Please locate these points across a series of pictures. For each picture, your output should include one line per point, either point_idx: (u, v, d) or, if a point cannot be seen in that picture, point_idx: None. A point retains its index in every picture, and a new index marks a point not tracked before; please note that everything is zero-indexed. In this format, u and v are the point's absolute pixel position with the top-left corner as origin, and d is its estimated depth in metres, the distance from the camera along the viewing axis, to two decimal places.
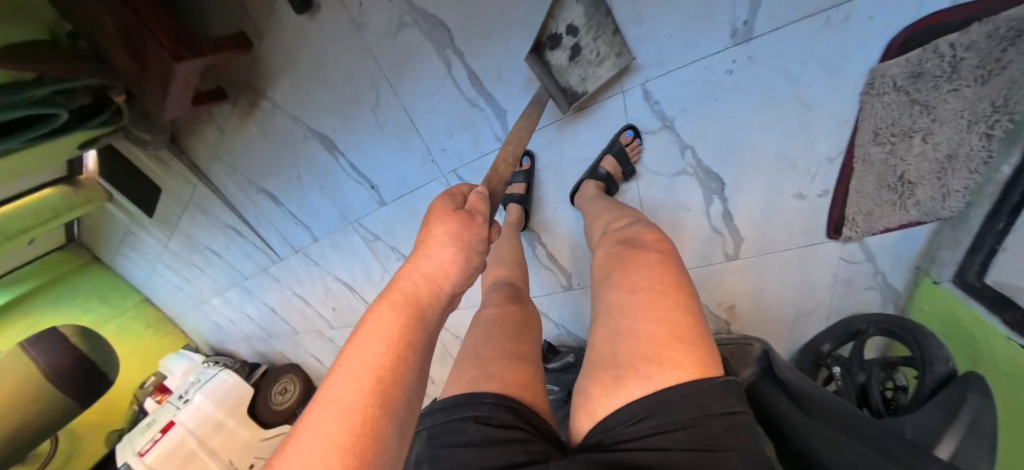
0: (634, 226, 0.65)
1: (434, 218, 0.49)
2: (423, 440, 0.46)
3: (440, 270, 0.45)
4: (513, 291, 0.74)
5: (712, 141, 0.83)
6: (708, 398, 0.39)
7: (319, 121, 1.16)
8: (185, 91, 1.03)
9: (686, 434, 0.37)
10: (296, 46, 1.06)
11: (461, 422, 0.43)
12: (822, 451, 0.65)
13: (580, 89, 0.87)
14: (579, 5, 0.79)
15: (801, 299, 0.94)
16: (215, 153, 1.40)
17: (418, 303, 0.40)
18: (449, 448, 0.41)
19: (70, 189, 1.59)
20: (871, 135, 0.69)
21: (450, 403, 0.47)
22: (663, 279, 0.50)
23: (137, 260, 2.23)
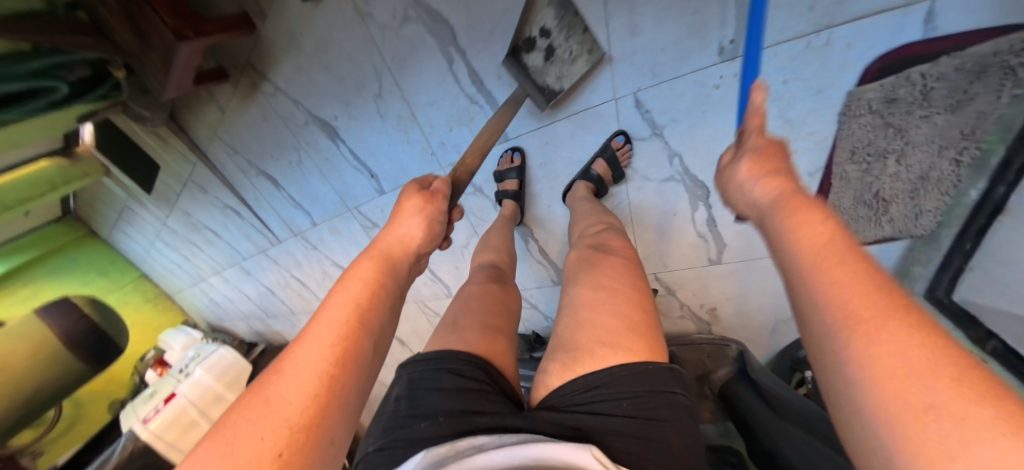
0: (606, 233, 0.75)
1: (405, 193, 0.58)
2: (402, 383, 0.54)
3: (411, 237, 0.55)
4: (497, 272, 0.77)
5: (700, 152, 0.85)
6: (653, 378, 0.49)
7: (321, 108, 1.17)
8: (187, 71, 1.04)
9: (630, 403, 0.47)
10: (300, 32, 1.07)
11: (436, 372, 0.51)
12: (785, 445, 0.70)
13: (557, 88, 0.91)
14: (551, 8, 0.84)
15: (779, 306, 0.92)
16: (216, 132, 1.41)
17: (389, 256, 0.51)
18: (427, 390, 0.50)
19: (67, 161, 1.58)
20: (849, 153, 0.78)
21: (430, 354, 0.54)
22: (623, 280, 0.61)
23: (135, 235, 2.22)
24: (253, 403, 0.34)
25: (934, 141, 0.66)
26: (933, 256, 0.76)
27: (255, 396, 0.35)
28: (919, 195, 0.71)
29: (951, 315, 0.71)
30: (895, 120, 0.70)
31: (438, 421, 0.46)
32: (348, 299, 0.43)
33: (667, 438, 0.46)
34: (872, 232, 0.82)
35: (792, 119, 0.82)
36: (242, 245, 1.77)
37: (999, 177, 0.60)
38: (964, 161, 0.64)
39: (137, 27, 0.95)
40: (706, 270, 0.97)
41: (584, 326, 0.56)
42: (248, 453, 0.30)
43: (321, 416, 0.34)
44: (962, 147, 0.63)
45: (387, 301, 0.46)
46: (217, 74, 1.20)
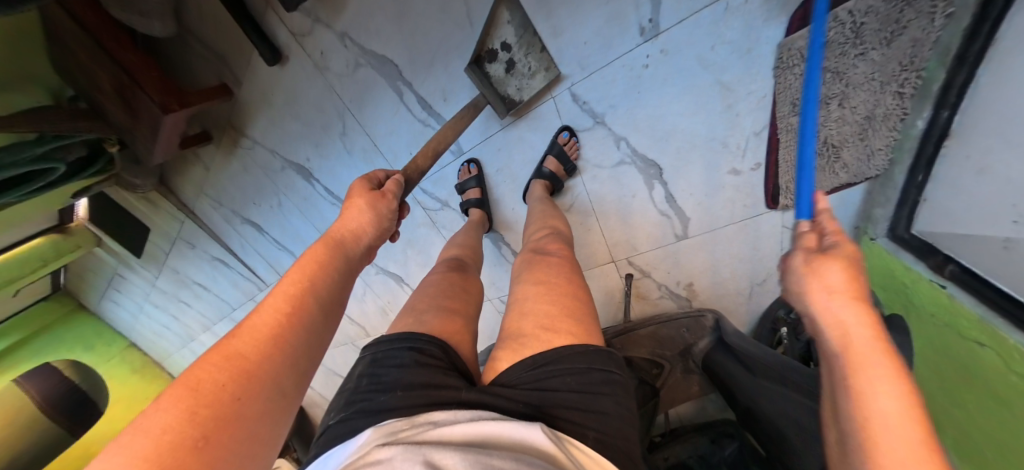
0: (546, 238, 0.80)
1: (352, 194, 0.53)
2: (365, 360, 0.52)
3: (360, 228, 0.51)
4: (458, 263, 0.79)
5: (644, 131, 0.90)
6: (594, 358, 0.49)
7: (295, 152, 1.25)
8: (173, 136, 1.12)
9: (575, 380, 0.47)
10: (271, 88, 1.16)
11: (398, 350, 0.50)
12: (763, 400, 0.73)
13: (517, 98, 0.96)
14: (511, 26, 0.90)
15: (754, 270, 0.97)
16: (202, 189, 1.52)
17: (341, 241, 0.49)
18: (385, 368, 0.48)
19: (60, 236, 1.66)
20: (790, 105, 0.76)
21: (392, 336, 0.53)
22: (559, 274, 0.65)
23: (124, 302, 2.12)
24: (202, 360, 0.32)
25: (875, 78, 0.69)
26: (892, 194, 0.78)
27: (205, 353, 0.33)
28: (868, 135, 0.75)
29: (912, 249, 0.75)
30: (830, 64, 0.73)
31: (397, 393, 0.44)
32: (296, 269, 0.42)
33: (608, 409, 0.46)
34: (828, 182, 0.85)
35: (727, 83, 0.81)
36: (231, 295, 1.81)
37: (941, 101, 0.64)
38: (907, 92, 0.67)
39: (129, 103, 1.03)
40: (675, 247, 1.01)
41: (526, 316, 0.57)
42: (199, 403, 0.28)
43: (273, 373, 0.33)
44: (903, 79, 0.67)
45: (337, 274, 0.45)
46: (201, 136, 1.30)
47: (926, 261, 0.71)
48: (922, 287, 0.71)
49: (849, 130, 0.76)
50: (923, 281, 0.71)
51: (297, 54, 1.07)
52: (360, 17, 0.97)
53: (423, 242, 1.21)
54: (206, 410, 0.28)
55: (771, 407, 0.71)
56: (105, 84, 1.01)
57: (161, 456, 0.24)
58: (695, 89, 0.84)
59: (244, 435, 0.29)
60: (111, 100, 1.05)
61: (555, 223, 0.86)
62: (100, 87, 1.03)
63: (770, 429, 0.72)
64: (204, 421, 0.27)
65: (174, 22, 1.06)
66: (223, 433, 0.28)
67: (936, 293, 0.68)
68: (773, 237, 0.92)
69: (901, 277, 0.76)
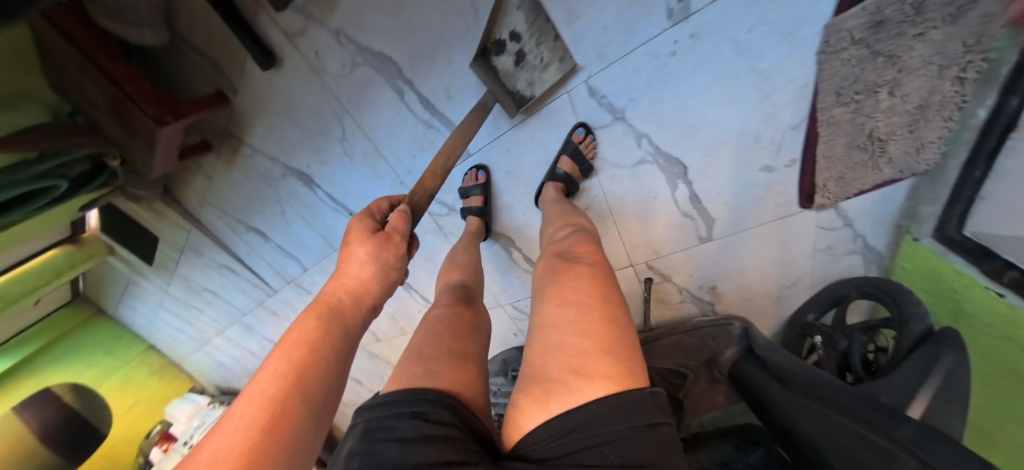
0: (573, 238, 0.70)
1: (351, 240, 0.48)
2: (356, 434, 0.43)
3: (362, 286, 0.47)
4: (465, 293, 0.75)
5: (667, 126, 0.82)
6: (641, 414, 0.37)
7: (295, 158, 1.21)
8: (171, 148, 1.08)
9: (612, 449, 0.35)
10: (267, 94, 1.10)
11: (397, 417, 0.42)
12: (800, 422, 0.67)
13: (527, 93, 0.88)
14: (521, 12, 0.79)
15: (783, 272, 0.93)
16: (205, 198, 1.51)
17: (335, 308, 0.44)
18: (382, 443, 0.39)
19: (73, 247, 1.70)
20: (834, 95, 0.68)
21: (391, 397, 0.45)
22: (592, 292, 0.52)
23: (140, 308, 2.17)
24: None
25: (932, 62, 0.58)
26: (942, 190, 0.69)
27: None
28: (920, 126, 0.65)
29: (964, 252, 0.68)
30: (884, 47, 0.60)
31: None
32: (280, 360, 0.36)
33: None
34: (870, 179, 0.75)
35: (765, 70, 0.72)
36: (239, 300, 1.84)
37: (1011, 86, 0.53)
38: (970, 77, 0.57)
39: (123, 118, 0.98)
40: (698, 249, 0.95)
41: (552, 350, 0.46)
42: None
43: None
44: (966, 63, 0.56)
45: (341, 343, 0.41)
46: (202, 146, 1.26)
47: (979, 265, 0.65)
48: (974, 294, 0.66)
49: (899, 122, 0.66)
50: (975, 287, 0.66)
51: (291, 54, 1.00)
52: (354, 12, 0.89)
53: (431, 249, 1.20)
54: None
55: (811, 429, 0.64)
56: (99, 98, 0.97)
57: None
58: (729, 78, 0.74)
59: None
60: (106, 113, 1.01)
61: (580, 218, 0.78)
62: (95, 102, 0.99)
63: (812, 457, 0.64)
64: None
65: (164, 29, 1.00)
66: None
67: (993, 302, 0.63)
68: (805, 238, 0.87)
69: (952, 284, 0.70)
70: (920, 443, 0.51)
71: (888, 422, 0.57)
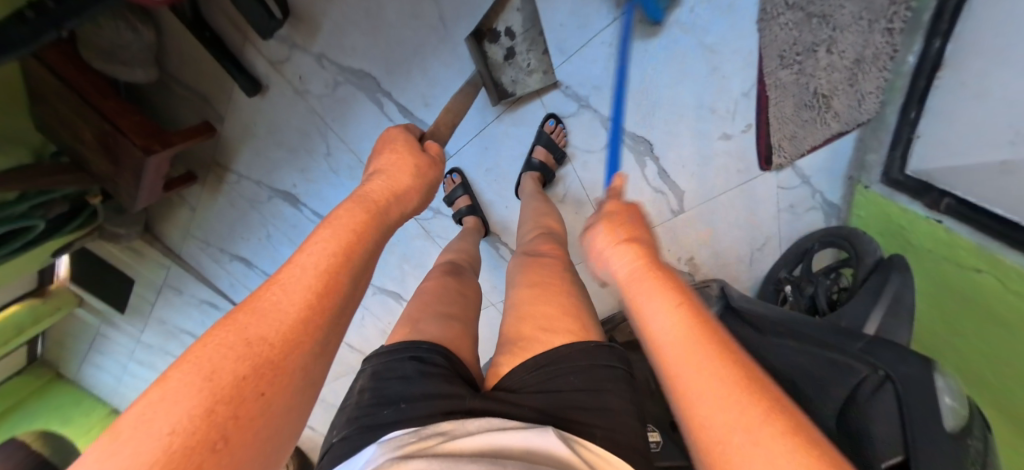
0: (540, 238, 0.78)
1: (402, 149, 0.55)
2: (367, 375, 0.54)
3: (404, 192, 0.51)
4: (453, 267, 0.81)
5: (629, 109, 0.90)
6: (591, 354, 0.51)
7: (281, 180, 1.27)
8: (157, 177, 1.11)
9: (578, 377, 0.48)
10: (252, 119, 1.16)
11: (399, 361, 0.52)
12: (770, 353, 0.75)
13: (511, 89, 0.94)
14: (519, 13, 0.88)
15: (752, 235, 1.00)
16: (189, 231, 1.56)
17: (382, 209, 0.47)
18: (388, 380, 0.50)
19: (40, 301, 1.67)
20: (778, 59, 0.78)
21: (392, 347, 0.55)
22: (553, 273, 0.66)
23: (104, 365, 2.05)
24: (218, 341, 0.28)
25: (862, 18, 0.71)
26: (885, 136, 0.79)
27: (218, 334, 0.28)
28: (859, 80, 0.76)
29: (909, 190, 0.76)
30: (816, 9, 0.73)
31: (399, 408, 0.45)
32: (333, 236, 0.39)
33: (610, 405, 0.47)
34: (820, 134, 0.83)
35: (710, 44, 0.82)
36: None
37: (935, 30, 0.66)
38: (895, 26, 0.70)
39: (113, 152, 1.02)
40: (672, 222, 1.02)
41: (524, 319, 0.58)
42: (224, 387, 0.24)
43: (299, 365, 0.30)
44: (891, 14, 0.70)
45: (373, 246, 0.43)
46: (186, 177, 1.30)
47: (921, 199, 0.74)
48: (919, 226, 0.73)
49: (839, 77, 0.76)
50: (920, 221, 0.73)
51: (276, 81, 1.05)
52: (335, 35, 0.96)
53: (419, 254, 1.26)
54: (226, 408, 0.23)
55: (783, 362, 0.72)
56: (89, 135, 1.01)
57: (172, 435, 0.21)
58: (681, 55, 0.84)
59: (264, 430, 0.26)
60: (95, 151, 1.05)
61: (548, 222, 0.85)
62: (83, 138, 1.03)
63: (779, 383, 0.73)
64: (230, 415, 0.23)
65: (154, 68, 1.06)
66: (236, 413, 0.24)
67: (934, 230, 0.70)
68: (769, 200, 0.95)
69: (898, 221, 0.78)
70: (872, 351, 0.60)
71: (846, 339, 0.65)
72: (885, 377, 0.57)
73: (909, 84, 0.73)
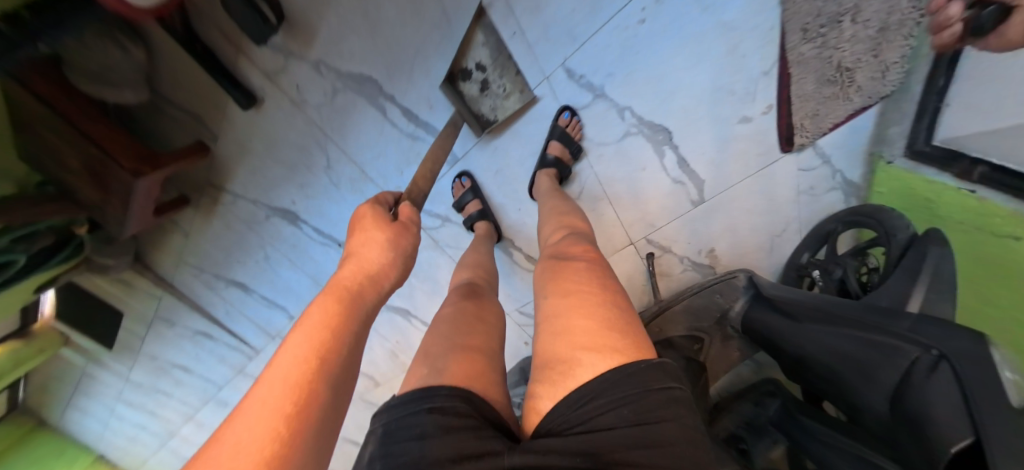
0: (566, 240, 0.71)
1: (368, 223, 0.53)
2: (376, 439, 0.45)
3: (379, 268, 0.50)
4: (473, 289, 0.78)
5: (645, 96, 0.89)
6: (654, 375, 0.41)
7: (279, 197, 1.22)
8: (147, 201, 1.06)
9: (629, 409, 0.38)
10: (248, 136, 1.11)
11: (411, 418, 0.43)
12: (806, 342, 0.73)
13: (491, 117, 0.97)
14: (485, 48, 0.90)
15: (772, 222, 0.98)
16: (182, 257, 1.51)
17: (357, 289, 0.46)
18: (401, 444, 0.41)
19: (21, 342, 1.59)
20: (801, 33, 0.76)
21: (403, 399, 0.46)
22: (590, 280, 0.57)
23: (92, 408, 1.99)
24: (199, 467, 0.25)
25: None
26: (908, 107, 0.77)
27: (200, 460, 0.26)
28: (882, 49, 0.71)
29: (934, 162, 0.75)
30: None
31: None
32: (306, 336, 0.36)
33: (677, 441, 0.37)
34: (842, 111, 0.82)
35: (727, 21, 0.80)
36: (214, 371, 1.76)
37: None
38: None
39: (100, 178, 0.97)
40: (691, 214, 1.00)
41: (559, 335, 0.49)
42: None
43: (296, 467, 0.27)
44: None
45: (356, 325, 0.41)
46: (178, 200, 1.27)
47: (949, 169, 0.72)
48: (948, 198, 0.72)
49: (862, 48, 0.72)
50: (948, 192, 0.72)
51: (272, 92, 1.01)
52: (332, 42, 0.93)
53: (427, 266, 1.22)
54: None
55: (817, 348, 0.71)
56: (75, 162, 0.96)
57: None
58: (697, 36, 0.82)
59: None
60: (81, 178, 1.00)
61: (571, 218, 0.79)
62: (69, 165, 0.98)
63: (818, 370, 0.71)
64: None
65: (144, 88, 1.01)
66: None
67: (965, 200, 0.69)
68: (789, 181, 0.94)
69: (925, 195, 0.77)
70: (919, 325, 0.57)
71: (890, 320, 0.63)
72: (939, 357, 0.52)
73: (938, 51, 0.68)
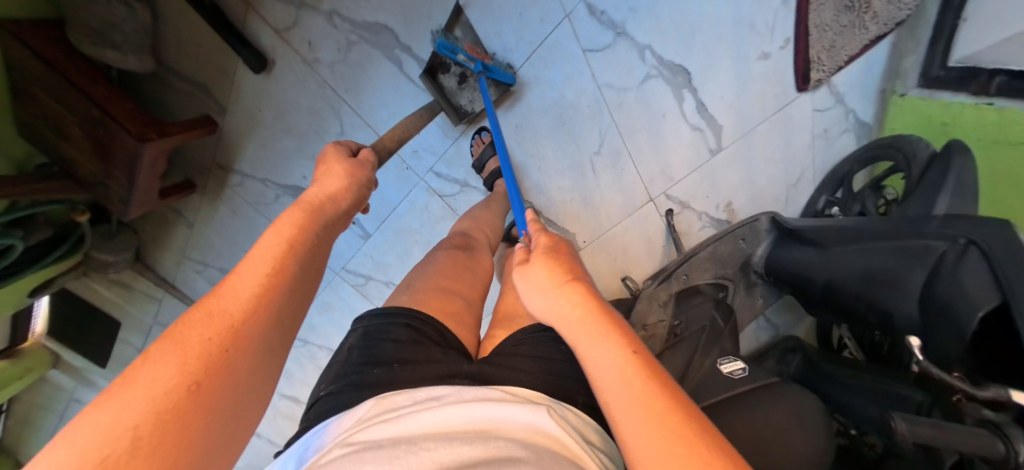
0: None
1: (331, 159, 0.56)
2: (357, 334, 0.59)
3: (340, 193, 0.52)
4: (464, 240, 0.85)
5: (666, 33, 0.93)
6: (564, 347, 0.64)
7: (289, 173, 1.18)
8: (151, 177, 1.03)
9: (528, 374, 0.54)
10: (256, 107, 1.09)
11: (392, 325, 0.57)
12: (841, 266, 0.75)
13: (468, 109, 1.05)
14: (462, 42, 0.99)
15: (787, 171, 1.05)
16: (185, 252, 1.48)
17: (320, 208, 0.48)
18: (381, 342, 0.55)
19: (11, 362, 1.46)
20: None
21: (388, 310, 0.59)
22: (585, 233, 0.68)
23: None
24: (189, 317, 0.30)
25: None
26: None
27: (195, 310, 0.31)
28: None
29: None
30: None
31: (391, 368, 0.52)
32: (277, 235, 0.41)
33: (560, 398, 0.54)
34: (854, 43, 0.95)
35: None
36: None
37: None
38: None
39: (103, 147, 0.94)
40: (711, 162, 1.04)
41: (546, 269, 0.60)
42: (195, 352, 0.28)
43: (262, 334, 0.33)
44: None
45: (318, 237, 0.44)
46: (184, 185, 1.22)
47: None
48: None
49: None
50: None
51: (282, 54, 1.01)
52: None
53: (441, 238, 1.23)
54: (195, 366, 0.27)
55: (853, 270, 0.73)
56: (77, 130, 0.93)
57: (155, 393, 0.24)
58: None
59: (234, 382, 0.29)
60: (82, 146, 0.96)
61: None
62: (70, 136, 0.95)
63: (851, 292, 0.73)
64: (199, 376, 0.27)
65: (148, 56, 0.98)
66: (210, 374, 0.27)
67: None
68: (806, 124, 1.01)
69: None
70: (976, 224, 0.56)
71: (916, 225, 0.65)
72: (968, 244, 0.55)
73: None
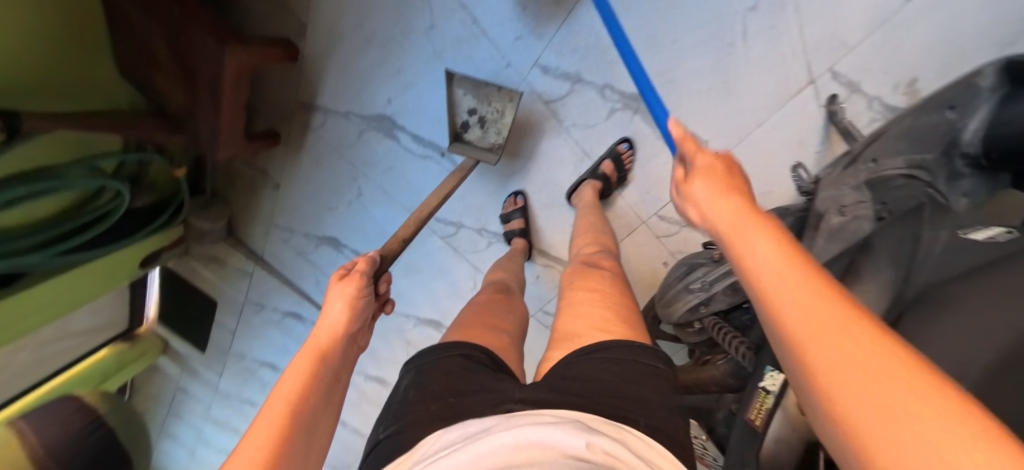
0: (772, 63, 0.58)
1: (334, 286, 0.56)
2: (411, 374, 0.56)
3: (337, 326, 0.52)
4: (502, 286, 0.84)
5: None
6: (636, 352, 0.50)
7: (372, 98, 1.09)
8: (237, 106, 0.94)
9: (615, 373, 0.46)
10: (337, 18, 1.03)
11: (446, 358, 0.54)
12: None
13: (499, 143, 0.99)
14: (466, 91, 0.97)
15: None
16: (272, 220, 1.38)
17: (321, 359, 0.49)
18: (433, 376, 0.52)
19: (126, 345, 1.56)
20: None
21: (438, 346, 0.57)
22: None
23: (181, 431, 1.80)
24: None
25: None
26: None
27: None
28: None
29: None
30: None
31: (447, 402, 0.47)
32: (268, 424, 0.40)
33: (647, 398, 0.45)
34: None
35: None
36: None
37: None
38: None
39: (188, 63, 0.87)
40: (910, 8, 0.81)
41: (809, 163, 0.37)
42: None
43: None
44: None
45: (318, 400, 0.45)
46: (269, 133, 1.15)
47: None
48: None
49: None
50: None
51: None
52: None
53: (547, 169, 1.09)
54: None
55: None
56: (163, 48, 0.87)
57: None
58: None
59: None
60: (168, 71, 0.91)
61: None
62: (158, 59, 0.90)
63: None
64: None
65: None
66: None
67: None
68: None
69: None
70: None
71: None
72: None
73: None
